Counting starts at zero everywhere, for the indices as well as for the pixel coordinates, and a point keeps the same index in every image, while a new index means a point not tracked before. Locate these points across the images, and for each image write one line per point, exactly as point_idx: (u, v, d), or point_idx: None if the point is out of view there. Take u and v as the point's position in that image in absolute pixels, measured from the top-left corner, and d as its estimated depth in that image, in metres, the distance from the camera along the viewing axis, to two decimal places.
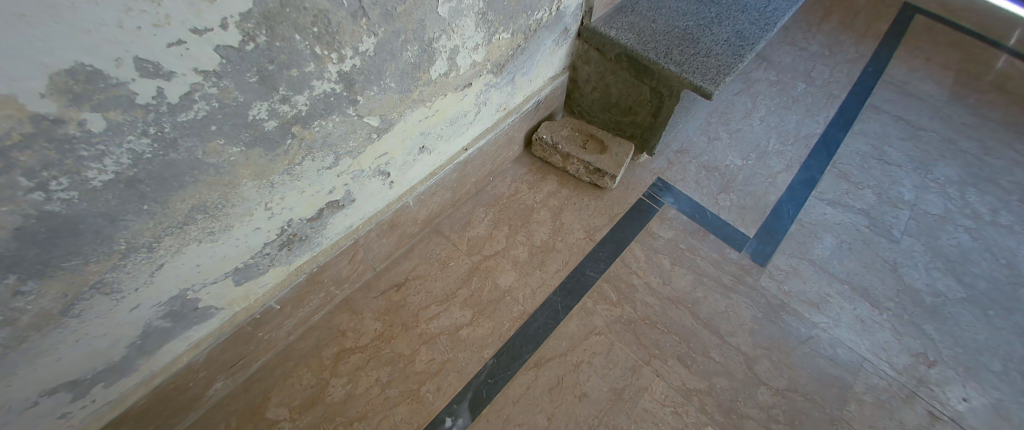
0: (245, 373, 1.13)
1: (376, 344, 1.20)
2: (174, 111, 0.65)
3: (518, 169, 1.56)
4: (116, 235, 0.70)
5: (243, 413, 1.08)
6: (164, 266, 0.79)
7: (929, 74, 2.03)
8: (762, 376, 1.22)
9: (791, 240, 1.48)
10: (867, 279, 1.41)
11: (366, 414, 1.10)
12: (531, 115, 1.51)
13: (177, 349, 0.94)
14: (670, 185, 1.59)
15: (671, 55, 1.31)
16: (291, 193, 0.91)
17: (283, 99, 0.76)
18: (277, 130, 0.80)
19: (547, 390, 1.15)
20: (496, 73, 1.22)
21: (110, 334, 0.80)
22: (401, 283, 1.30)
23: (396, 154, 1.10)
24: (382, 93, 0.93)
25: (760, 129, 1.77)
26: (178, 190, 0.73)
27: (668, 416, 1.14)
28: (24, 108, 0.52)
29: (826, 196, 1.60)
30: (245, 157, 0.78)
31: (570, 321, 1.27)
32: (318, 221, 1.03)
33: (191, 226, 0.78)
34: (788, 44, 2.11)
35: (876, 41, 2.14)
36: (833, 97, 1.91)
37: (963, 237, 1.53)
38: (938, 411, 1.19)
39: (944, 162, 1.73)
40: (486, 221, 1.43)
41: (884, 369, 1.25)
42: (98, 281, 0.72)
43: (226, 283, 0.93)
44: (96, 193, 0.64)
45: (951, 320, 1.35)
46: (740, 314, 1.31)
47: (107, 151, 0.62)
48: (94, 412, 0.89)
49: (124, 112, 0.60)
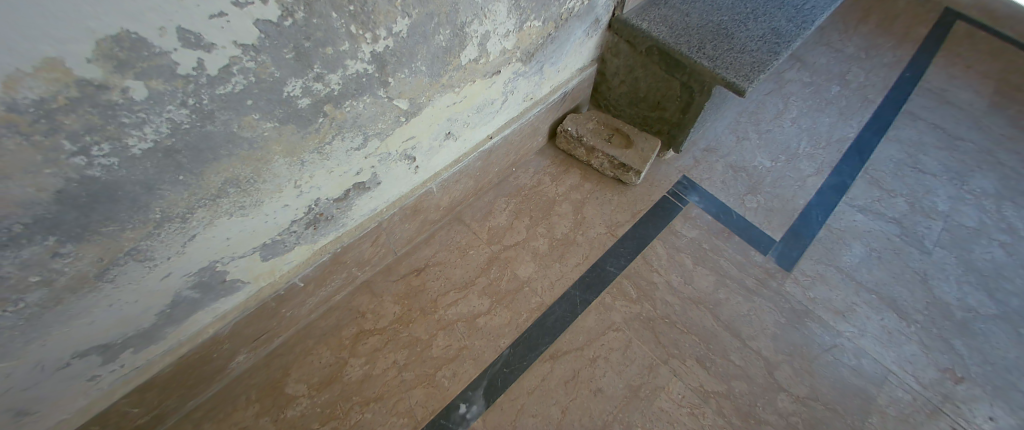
0: (266, 348, 1.15)
1: (394, 328, 1.21)
2: (213, 83, 0.66)
3: (541, 161, 1.55)
4: (152, 203, 0.71)
5: (264, 387, 1.11)
6: (196, 237, 0.81)
7: (970, 83, 1.95)
8: (782, 382, 1.19)
9: (818, 246, 1.44)
10: (896, 290, 1.37)
11: (382, 395, 1.11)
12: (557, 107, 1.50)
13: (204, 320, 0.97)
14: (695, 183, 1.56)
15: (704, 50, 1.28)
16: (320, 173, 0.92)
17: (317, 78, 0.77)
18: (310, 108, 0.80)
19: (562, 382, 1.15)
20: (525, 61, 1.21)
21: (141, 301, 0.82)
22: (421, 269, 1.30)
23: (423, 139, 1.10)
24: (413, 76, 0.93)
25: (791, 131, 1.72)
26: (213, 163, 0.74)
27: (683, 416, 1.13)
28: (70, 72, 0.54)
29: (857, 202, 1.55)
30: (278, 133, 0.79)
31: (588, 316, 1.26)
32: (344, 202, 1.03)
33: (223, 198, 0.80)
34: (823, 45, 2.04)
35: (916, 46, 2.06)
36: (868, 101, 1.85)
37: (998, 252, 1.47)
38: (964, 428, 1.15)
39: (982, 173, 1.67)
40: (507, 211, 1.43)
41: (910, 383, 1.21)
42: (133, 248, 0.74)
43: (254, 258, 0.95)
44: (135, 161, 0.65)
45: (982, 336, 1.30)
46: (763, 318, 1.29)
47: (148, 120, 0.63)
48: (121, 377, 0.91)
49: (165, 81, 0.61)
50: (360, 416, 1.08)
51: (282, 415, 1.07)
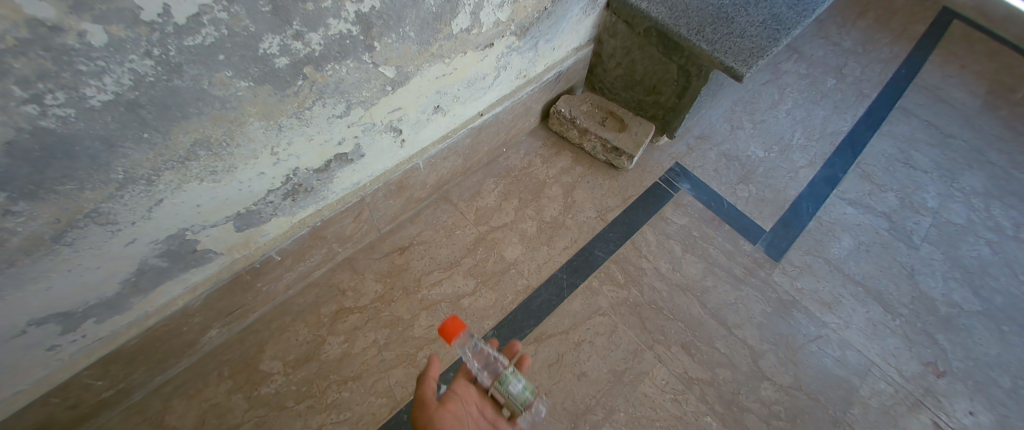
0: (241, 323, 1.11)
1: (375, 306, 1.17)
2: (180, 33, 0.61)
3: (532, 142, 1.52)
4: (114, 162, 0.67)
5: (237, 363, 1.07)
6: (163, 202, 0.76)
7: (964, 82, 1.95)
8: (766, 371, 1.19)
9: (808, 237, 1.43)
10: (883, 283, 1.37)
11: (361, 374, 1.08)
12: (551, 87, 1.46)
13: (172, 291, 0.92)
14: (687, 170, 1.54)
15: (703, 32, 1.24)
16: (299, 140, 0.88)
17: (295, 35, 0.72)
18: (288, 69, 0.76)
19: (546, 365, 1.13)
20: (519, 35, 1.17)
21: (104, 268, 0.77)
22: (405, 248, 1.27)
23: (409, 111, 1.05)
24: (400, 42, 0.89)
25: (785, 122, 1.71)
26: (181, 122, 0.69)
27: (667, 402, 1.12)
28: (19, 9, 0.49)
29: (848, 195, 1.55)
30: (252, 94, 0.74)
31: (574, 300, 1.24)
32: (325, 173, 0.99)
33: (193, 162, 0.75)
34: (821, 37, 2.02)
35: (913, 43, 2.05)
36: (863, 95, 1.83)
37: (984, 250, 1.48)
38: (943, 422, 1.16)
39: (972, 172, 1.67)
40: (496, 192, 1.39)
41: (892, 375, 1.21)
42: (93, 211, 0.69)
43: (227, 228, 0.90)
44: (94, 114, 0.61)
45: (964, 332, 1.31)
46: (749, 307, 1.28)
47: (108, 69, 0.58)
48: (83, 348, 0.87)
49: (127, 27, 0.57)
50: (337, 395, 1.06)
51: (256, 392, 1.04)
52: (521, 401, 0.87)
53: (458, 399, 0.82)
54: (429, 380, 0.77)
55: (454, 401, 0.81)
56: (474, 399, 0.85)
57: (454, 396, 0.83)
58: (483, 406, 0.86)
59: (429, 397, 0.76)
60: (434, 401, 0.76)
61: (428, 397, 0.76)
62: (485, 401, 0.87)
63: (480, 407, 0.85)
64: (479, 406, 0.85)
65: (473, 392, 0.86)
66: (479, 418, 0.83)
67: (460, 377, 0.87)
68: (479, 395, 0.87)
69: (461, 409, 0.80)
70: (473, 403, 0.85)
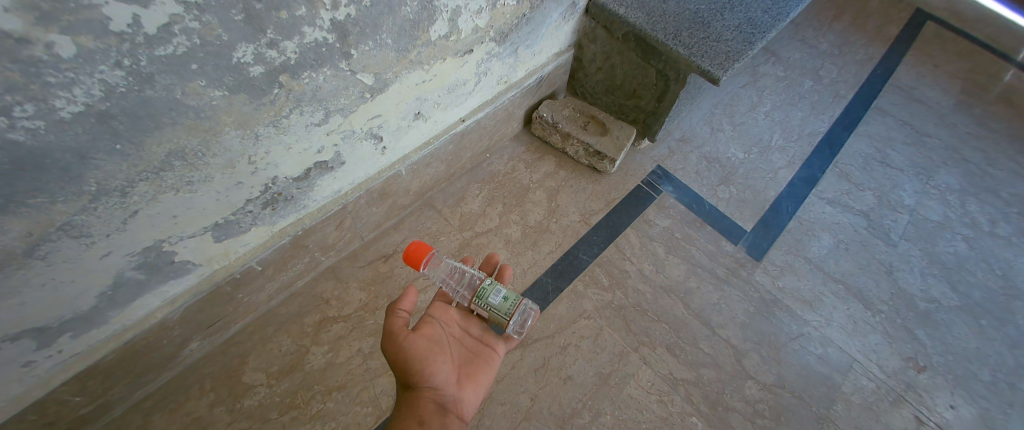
0: (222, 335, 1.10)
1: (359, 315, 1.17)
2: (152, 43, 0.61)
3: (516, 147, 1.53)
4: (86, 175, 0.66)
5: (219, 376, 1.06)
6: (138, 214, 0.76)
7: (937, 82, 2.00)
8: (751, 370, 1.20)
9: (788, 237, 1.46)
10: (863, 280, 1.39)
11: (345, 384, 1.08)
12: (533, 92, 1.47)
13: (151, 304, 0.91)
14: (669, 173, 1.55)
15: (680, 37, 1.26)
16: (277, 149, 0.88)
17: (270, 44, 0.72)
18: (264, 77, 0.76)
19: (532, 370, 1.13)
20: (499, 42, 1.18)
21: (79, 281, 0.76)
22: (389, 255, 1.27)
23: (390, 118, 1.06)
24: (377, 49, 0.89)
25: (764, 124, 1.73)
26: (155, 132, 0.69)
27: (653, 404, 1.12)
28: None
29: (827, 195, 1.57)
30: (227, 103, 0.74)
31: (559, 304, 1.24)
32: (304, 182, 0.99)
33: (168, 172, 0.75)
34: (798, 40, 2.07)
35: (887, 44, 2.10)
36: (840, 96, 1.87)
37: (961, 246, 1.51)
38: (925, 416, 1.18)
39: (947, 170, 1.71)
40: (480, 197, 1.40)
41: (874, 371, 1.23)
42: (65, 223, 0.68)
43: (205, 239, 0.90)
44: (64, 125, 0.60)
45: (943, 327, 1.33)
46: (732, 307, 1.29)
47: (77, 80, 0.58)
48: (58, 364, 0.85)
49: (96, 38, 0.56)
50: (321, 405, 1.05)
51: (238, 404, 1.03)
52: (504, 312, 0.84)
53: (434, 323, 0.85)
54: (397, 310, 0.80)
55: (430, 324, 0.84)
56: (453, 320, 0.88)
57: (430, 320, 0.85)
58: (464, 326, 0.89)
59: (398, 326, 0.79)
60: (403, 329, 0.79)
61: (396, 327, 0.79)
62: (466, 320, 0.89)
63: (461, 326, 0.88)
64: (460, 326, 0.88)
65: (452, 313, 0.89)
66: (460, 336, 0.86)
67: (436, 302, 0.89)
68: (458, 316, 0.89)
69: (437, 331, 0.83)
70: (455, 324, 0.88)
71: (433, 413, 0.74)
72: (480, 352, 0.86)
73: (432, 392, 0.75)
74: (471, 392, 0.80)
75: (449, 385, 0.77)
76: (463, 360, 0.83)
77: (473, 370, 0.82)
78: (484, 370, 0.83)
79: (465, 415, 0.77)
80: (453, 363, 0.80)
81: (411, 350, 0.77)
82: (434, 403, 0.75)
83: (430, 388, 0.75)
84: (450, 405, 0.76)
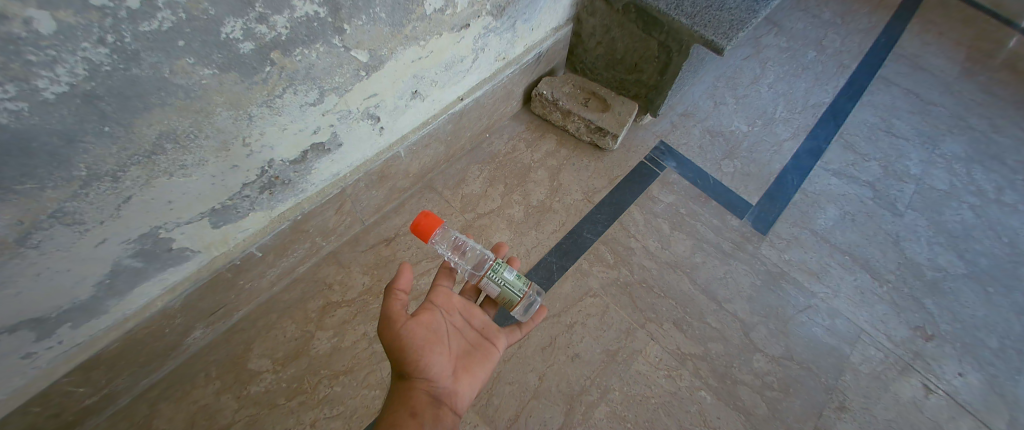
0: (225, 323, 1.09)
1: (363, 300, 1.16)
2: (135, 18, 0.58)
3: (515, 126, 1.50)
4: (75, 158, 0.64)
5: (224, 364, 1.05)
6: (132, 200, 0.74)
7: (942, 49, 1.96)
8: (758, 343, 1.19)
9: (794, 210, 1.44)
10: (869, 251, 1.38)
11: (352, 368, 1.07)
12: (532, 69, 1.44)
13: (151, 292, 0.90)
14: (672, 148, 1.53)
15: (682, 6, 1.23)
16: (272, 130, 0.85)
17: (259, 18, 0.70)
18: (254, 54, 0.73)
19: (540, 349, 1.12)
20: (496, 15, 1.15)
21: (76, 270, 0.74)
22: (390, 239, 1.25)
23: (387, 97, 1.03)
24: (371, 23, 0.87)
25: (768, 96, 1.70)
26: (144, 112, 0.66)
27: (660, 379, 1.12)
28: None
29: (832, 166, 1.55)
30: (218, 81, 0.71)
31: (564, 282, 1.23)
32: (301, 165, 0.97)
33: (160, 156, 0.72)
34: (800, 10, 2.02)
35: (891, 12, 2.05)
36: (843, 66, 1.84)
37: (967, 214, 1.49)
38: (933, 384, 1.18)
39: (952, 138, 1.68)
40: (480, 178, 1.38)
41: (882, 341, 1.23)
42: (58, 210, 0.66)
43: (202, 225, 0.88)
44: (49, 107, 0.58)
45: (951, 296, 1.32)
46: (739, 281, 1.28)
47: (60, 58, 0.55)
48: (60, 355, 0.84)
49: (76, 13, 0.54)
50: (329, 390, 1.05)
51: (245, 391, 1.03)
52: (517, 290, 0.85)
53: (435, 311, 0.83)
54: (398, 293, 0.77)
55: (430, 312, 0.81)
56: (454, 308, 0.86)
57: (431, 307, 0.83)
58: (466, 315, 0.87)
59: (397, 312, 0.76)
60: (403, 315, 0.76)
61: (395, 312, 0.76)
62: (468, 308, 0.87)
63: (462, 315, 0.86)
64: (461, 315, 0.86)
65: (454, 302, 0.86)
66: (459, 327, 0.84)
67: (439, 286, 0.86)
68: (461, 303, 0.87)
69: (437, 320, 0.81)
70: (455, 313, 0.85)
71: (426, 405, 0.73)
72: (479, 345, 0.84)
73: (426, 384, 0.74)
74: (466, 386, 0.79)
75: (444, 378, 0.76)
76: (461, 352, 0.81)
77: (470, 364, 0.81)
78: (481, 366, 0.82)
79: (458, 408, 0.77)
80: (450, 355, 0.79)
81: (407, 339, 0.75)
82: (427, 396, 0.74)
83: (425, 380, 0.74)
84: (443, 398, 0.76)
